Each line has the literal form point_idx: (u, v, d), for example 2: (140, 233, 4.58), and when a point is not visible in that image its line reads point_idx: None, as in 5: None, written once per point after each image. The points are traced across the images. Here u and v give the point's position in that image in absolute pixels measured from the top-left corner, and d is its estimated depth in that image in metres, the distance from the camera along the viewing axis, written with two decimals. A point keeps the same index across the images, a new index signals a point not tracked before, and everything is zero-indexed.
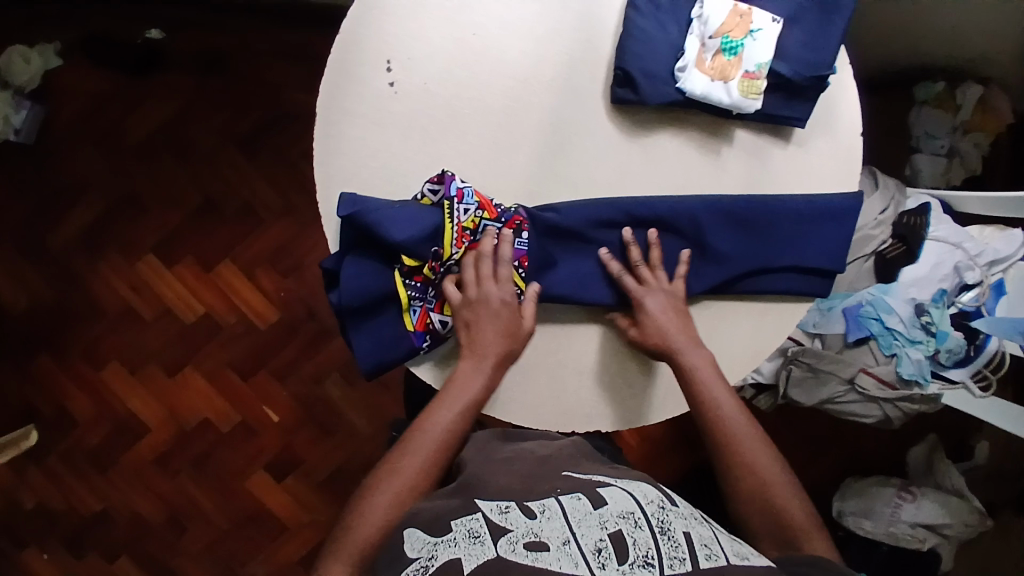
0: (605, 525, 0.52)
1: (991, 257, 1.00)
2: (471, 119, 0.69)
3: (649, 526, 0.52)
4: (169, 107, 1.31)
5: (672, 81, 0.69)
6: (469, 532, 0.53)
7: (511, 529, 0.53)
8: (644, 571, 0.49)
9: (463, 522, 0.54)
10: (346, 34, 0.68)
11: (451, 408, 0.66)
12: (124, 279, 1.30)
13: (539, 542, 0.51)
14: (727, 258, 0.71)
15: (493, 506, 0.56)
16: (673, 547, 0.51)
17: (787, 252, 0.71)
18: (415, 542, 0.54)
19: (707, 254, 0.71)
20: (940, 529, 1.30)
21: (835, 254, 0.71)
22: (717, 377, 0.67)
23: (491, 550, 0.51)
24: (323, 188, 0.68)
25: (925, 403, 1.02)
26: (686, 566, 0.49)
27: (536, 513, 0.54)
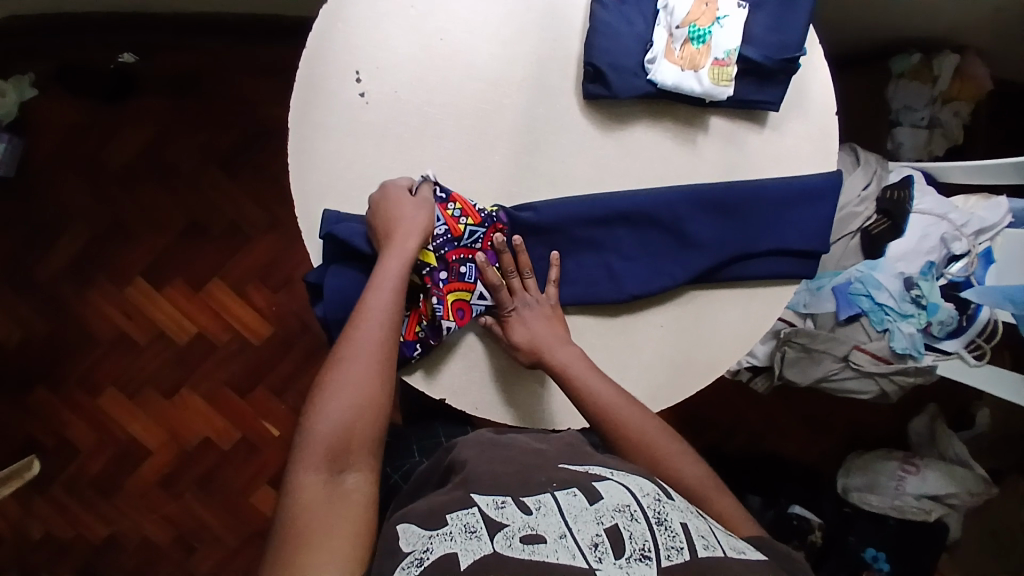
0: (601, 519, 0.51)
1: (978, 226, 1.00)
2: (444, 123, 0.69)
3: (646, 518, 0.52)
4: (148, 131, 1.31)
5: (642, 73, 0.69)
6: (464, 528, 0.51)
7: (508, 523, 0.51)
8: (643, 564, 0.48)
9: (458, 516, 0.52)
10: (312, 49, 0.68)
11: (386, 279, 0.63)
12: (115, 305, 1.30)
13: (535, 535, 0.50)
14: (711, 246, 0.71)
15: (489, 501, 0.54)
16: (670, 537, 0.50)
17: (769, 236, 0.71)
18: (409, 536, 0.52)
19: (690, 244, 0.71)
20: (945, 500, 1.29)
21: (816, 235, 0.72)
22: (591, 371, 0.67)
23: (487, 546, 0.49)
24: (300, 204, 0.68)
25: (919, 376, 1.03)
26: (684, 556, 0.49)
27: (532, 509, 0.53)
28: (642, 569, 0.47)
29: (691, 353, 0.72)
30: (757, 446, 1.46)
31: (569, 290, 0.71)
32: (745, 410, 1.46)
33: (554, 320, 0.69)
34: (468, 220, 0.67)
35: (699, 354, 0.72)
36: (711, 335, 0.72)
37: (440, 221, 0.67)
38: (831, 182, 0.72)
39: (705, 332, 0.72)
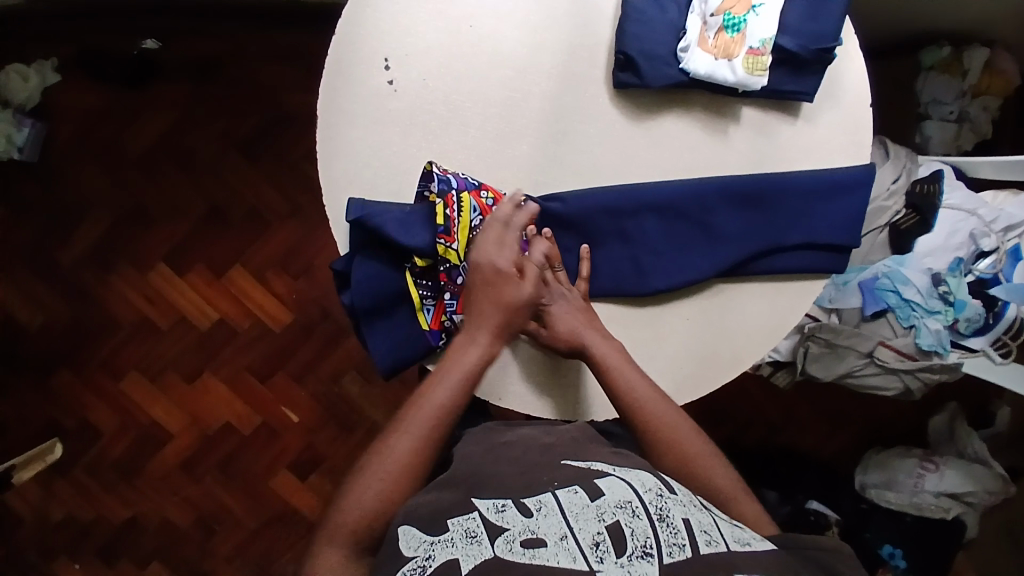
0: (602, 517, 0.51)
1: (1007, 223, 0.99)
2: (471, 112, 0.68)
3: (647, 514, 0.52)
4: (170, 117, 1.31)
5: (674, 62, 0.68)
6: (465, 532, 0.52)
7: (508, 527, 0.52)
8: (644, 562, 0.48)
9: (459, 521, 0.54)
10: (341, 35, 0.68)
11: (454, 374, 0.66)
12: (137, 290, 1.31)
13: (536, 539, 0.50)
14: (738, 239, 0.70)
15: (490, 505, 0.55)
16: (672, 534, 0.50)
17: (798, 231, 0.70)
18: (411, 540, 0.54)
19: (718, 238, 0.70)
20: (964, 498, 1.28)
21: (846, 229, 0.71)
22: (628, 363, 0.67)
23: (489, 550, 0.50)
24: (328, 193, 0.68)
25: (946, 372, 0.99)
26: (686, 553, 0.49)
27: (533, 511, 0.53)
28: (643, 567, 0.48)
29: (716, 346, 0.72)
30: (774, 441, 1.45)
31: (599, 279, 0.70)
32: (763, 404, 1.45)
33: (584, 312, 0.68)
34: (501, 210, 0.67)
35: (724, 349, 0.72)
36: (736, 330, 0.72)
37: (473, 211, 0.66)
38: (861, 175, 0.71)
39: (730, 327, 0.72)
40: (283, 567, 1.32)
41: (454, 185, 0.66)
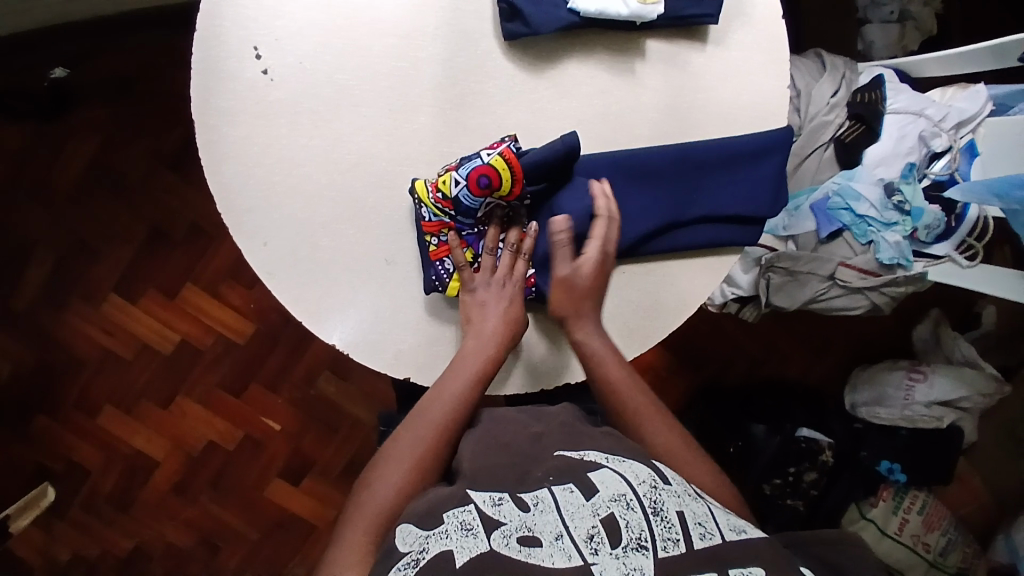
0: (598, 512, 0.50)
1: (958, 119, 0.95)
2: (361, 90, 0.65)
3: (642, 507, 0.51)
4: (92, 143, 1.26)
5: (562, 3, 0.64)
6: (461, 526, 0.50)
7: (504, 522, 0.50)
8: (638, 555, 0.48)
9: (454, 514, 0.51)
10: (204, 30, 0.63)
11: (466, 373, 0.64)
12: (95, 324, 1.28)
13: (531, 537, 0.49)
14: (638, 216, 0.67)
15: (485, 498, 0.53)
16: (666, 528, 0.50)
17: (702, 207, 0.68)
18: (407, 536, 0.52)
19: (616, 218, 0.67)
20: (956, 404, 1.27)
21: (751, 201, 0.68)
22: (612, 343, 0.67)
23: (485, 543, 0.49)
24: (223, 199, 0.64)
25: (912, 283, 0.97)
26: (680, 549, 0.48)
27: (530, 506, 0.51)
28: (638, 560, 0.47)
29: (659, 299, 0.69)
30: (761, 374, 1.44)
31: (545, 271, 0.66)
32: (744, 339, 1.43)
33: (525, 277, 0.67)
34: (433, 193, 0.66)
35: (667, 296, 0.70)
36: (679, 276, 0.70)
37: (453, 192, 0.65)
38: (775, 139, 0.68)
39: (673, 274, 0.70)
40: (294, 570, 1.33)
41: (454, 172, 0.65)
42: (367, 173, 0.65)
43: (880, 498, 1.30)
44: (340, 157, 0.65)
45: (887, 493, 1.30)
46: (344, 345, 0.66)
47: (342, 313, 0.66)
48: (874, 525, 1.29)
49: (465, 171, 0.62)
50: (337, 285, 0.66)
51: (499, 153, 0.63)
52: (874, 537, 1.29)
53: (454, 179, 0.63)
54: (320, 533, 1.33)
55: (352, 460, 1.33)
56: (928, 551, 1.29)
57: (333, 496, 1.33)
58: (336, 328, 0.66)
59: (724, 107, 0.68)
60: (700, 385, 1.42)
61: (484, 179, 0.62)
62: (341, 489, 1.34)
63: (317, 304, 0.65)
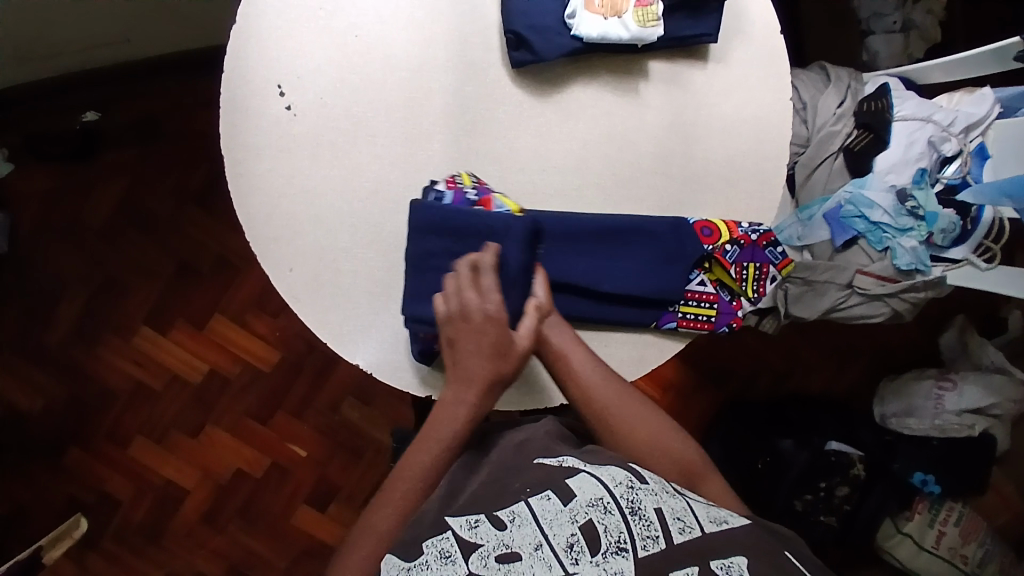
0: (576, 518, 0.51)
1: (966, 123, 0.95)
2: (376, 122, 0.68)
3: (620, 509, 0.51)
4: (125, 183, 1.32)
5: (565, 30, 0.66)
6: (440, 553, 0.52)
7: (482, 543, 0.52)
8: (619, 558, 0.49)
9: (434, 542, 0.53)
10: (230, 72, 0.66)
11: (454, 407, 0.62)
12: (127, 357, 1.32)
13: (510, 553, 0.50)
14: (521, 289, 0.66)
15: (463, 521, 0.54)
16: (645, 526, 0.50)
17: (586, 276, 0.68)
18: (391, 568, 0.53)
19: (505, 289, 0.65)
20: (988, 411, 1.24)
21: (643, 278, 0.68)
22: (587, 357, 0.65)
23: (463, 568, 0.50)
24: (251, 228, 0.67)
25: (932, 290, 0.97)
26: (660, 545, 0.49)
27: (506, 522, 0.53)
28: (619, 563, 0.48)
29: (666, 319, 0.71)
30: (784, 386, 1.42)
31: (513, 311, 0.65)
32: (765, 353, 1.42)
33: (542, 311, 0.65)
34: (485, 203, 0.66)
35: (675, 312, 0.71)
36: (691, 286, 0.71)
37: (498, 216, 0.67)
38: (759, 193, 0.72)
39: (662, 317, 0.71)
40: None
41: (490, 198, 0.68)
42: (383, 202, 0.68)
43: (914, 511, 1.27)
44: (358, 186, 0.68)
45: (922, 506, 1.27)
46: (370, 367, 0.69)
47: (366, 335, 0.68)
48: (910, 539, 1.27)
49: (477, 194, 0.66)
50: (360, 309, 0.68)
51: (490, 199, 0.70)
52: (910, 552, 1.27)
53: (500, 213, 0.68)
54: None
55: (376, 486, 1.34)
56: (965, 564, 1.25)
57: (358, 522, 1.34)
58: (359, 350, 0.68)
59: (727, 122, 0.71)
60: (721, 399, 1.41)
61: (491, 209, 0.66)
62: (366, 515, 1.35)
63: (340, 326, 0.68)
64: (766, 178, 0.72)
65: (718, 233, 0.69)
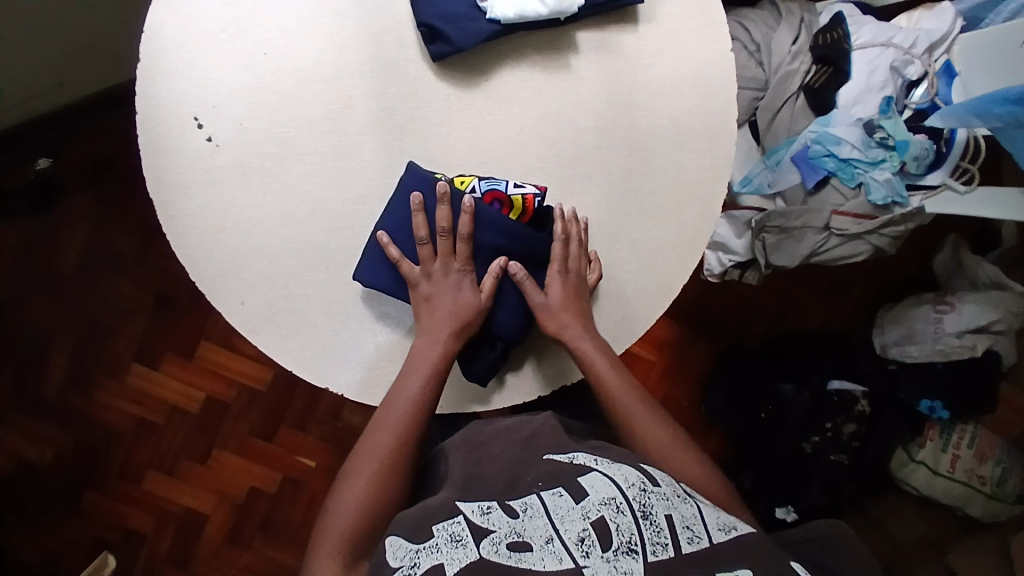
0: (587, 515, 0.50)
1: (929, 42, 0.92)
2: (301, 139, 0.65)
3: (631, 510, 0.51)
4: (88, 225, 1.31)
5: (480, 14, 0.63)
6: (450, 537, 0.51)
7: (493, 530, 0.51)
8: (629, 558, 0.47)
9: (443, 526, 0.52)
10: (144, 111, 0.64)
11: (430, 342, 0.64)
12: (123, 396, 1.32)
13: (521, 542, 0.49)
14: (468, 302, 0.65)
15: (474, 508, 0.54)
16: (655, 531, 0.49)
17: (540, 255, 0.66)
18: (398, 550, 0.52)
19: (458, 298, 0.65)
20: (990, 328, 1.20)
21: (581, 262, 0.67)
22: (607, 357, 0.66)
23: (475, 552, 0.49)
24: (195, 268, 0.65)
25: (911, 221, 0.93)
26: (669, 552, 0.48)
27: (518, 512, 0.52)
28: (629, 563, 0.47)
29: (642, 287, 0.69)
30: (782, 330, 1.41)
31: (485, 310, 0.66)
32: (756, 300, 1.40)
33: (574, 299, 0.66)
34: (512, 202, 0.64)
35: (648, 282, 0.69)
36: (641, 246, 0.69)
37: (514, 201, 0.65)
38: (713, 153, 0.69)
39: (637, 292, 0.69)
40: None
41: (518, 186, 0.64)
42: (324, 221, 0.66)
43: (926, 437, 1.25)
44: (295, 208, 0.65)
45: (933, 432, 1.25)
46: (342, 390, 0.67)
47: (329, 355, 0.66)
48: (924, 466, 1.24)
49: (483, 187, 0.64)
50: (321, 331, 0.66)
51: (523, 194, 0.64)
52: (926, 478, 1.25)
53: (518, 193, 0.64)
54: None
55: None
56: (984, 485, 1.21)
57: None
58: (327, 373, 0.66)
59: (666, 83, 0.68)
60: (721, 353, 1.40)
61: (497, 204, 0.65)
62: None
63: (300, 353, 0.66)
64: (716, 134, 0.69)
65: (508, 206, 0.65)
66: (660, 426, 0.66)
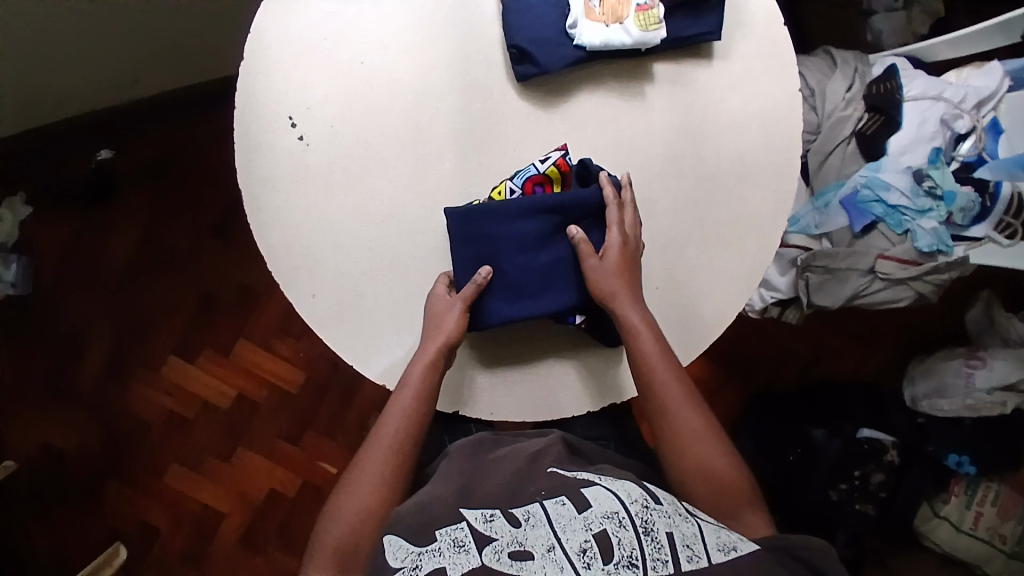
0: (589, 526, 0.54)
1: (978, 98, 0.94)
2: (386, 146, 0.68)
3: (633, 526, 0.54)
4: (143, 220, 1.35)
5: (567, 40, 0.67)
6: (453, 543, 0.54)
7: (497, 538, 0.54)
8: (629, 572, 0.51)
9: (446, 532, 0.55)
10: (243, 110, 0.68)
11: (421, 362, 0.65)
12: (157, 387, 1.34)
13: (524, 551, 0.53)
14: (533, 291, 0.67)
15: (478, 515, 0.56)
16: (655, 548, 0.52)
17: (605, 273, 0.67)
18: (398, 550, 0.55)
19: (526, 292, 0.67)
20: (1021, 386, 1.18)
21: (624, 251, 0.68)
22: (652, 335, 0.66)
23: (476, 559, 0.52)
24: (272, 259, 0.68)
25: (955, 270, 0.93)
26: (668, 568, 0.51)
27: (520, 521, 0.55)
28: None
29: (698, 312, 0.70)
30: (811, 374, 1.41)
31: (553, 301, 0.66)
32: (787, 342, 1.41)
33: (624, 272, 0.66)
34: (550, 177, 0.67)
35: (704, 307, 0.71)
36: (700, 271, 0.70)
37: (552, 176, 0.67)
38: (778, 186, 0.71)
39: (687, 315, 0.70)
40: None
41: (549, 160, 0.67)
42: (401, 224, 0.68)
43: (951, 493, 1.24)
44: (372, 210, 0.68)
45: (959, 488, 1.24)
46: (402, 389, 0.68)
47: (389, 354, 0.68)
48: (948, 522, 1.23)
49: (519, 181, 0.67)
50: (383, 330, 0.68)
51: (554, 161, 0.67)
52: (949, 534, 1.24)
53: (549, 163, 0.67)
54: None
55: None
56: (1007, 544, 1.21)
57: None
58: (385, 371, 0.68)
59: (735, 118, 0.71)
60: (749, 391, 1.40)
61: (539, 188, 0.67)
62: None
63: (364, 349, 0.68)
64: (780, 171, 0.71)
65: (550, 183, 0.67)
66: (688, 404, 0.66)
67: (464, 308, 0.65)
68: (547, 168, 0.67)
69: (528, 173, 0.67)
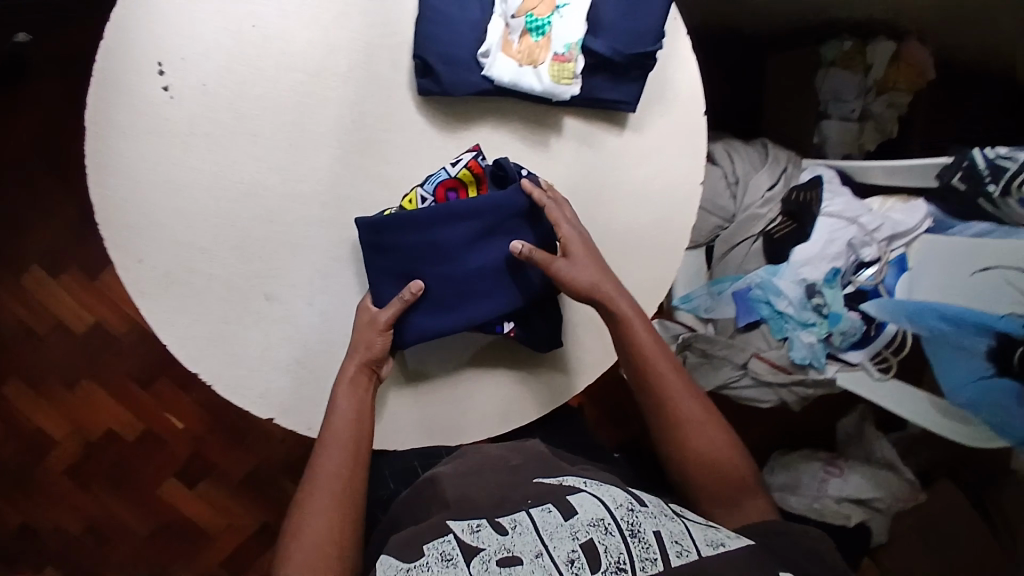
0: (576, 535, 0.54)
1: (891, 231, 0.90)
2: (261, 121, 0.63)
3: (618, 530, 0.55)
4: (37, 112, 1.23)
5: (477, 68, 0.63)
6: (441, 556, 0.54)
7: (483, 547, 0.54)
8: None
9: (434, 546, 0.55)
10: (109, 41, 0.61)
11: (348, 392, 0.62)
12: (11, 293, 1.24)
13: (511, 557, 0.53)
14: (459, 301, 0.63)
15: (464, 526, 0.57)
16: (644, 548, 0.53)
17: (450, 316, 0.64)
18: (387, 569, 0.53)
19: (447, 302, 0.63)
20: (869, 503, 1.18)
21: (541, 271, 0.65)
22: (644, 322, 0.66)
23: (464, 571, 0.52)
24: (107, 211, 0.62)
25: (822, 387, 0.95)
26: (658, 567, 0.52)
27: (507, 528, 0.56)
28: None
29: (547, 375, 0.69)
30: None
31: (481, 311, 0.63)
32: None
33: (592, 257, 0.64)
34: (462, 183, 0.63)
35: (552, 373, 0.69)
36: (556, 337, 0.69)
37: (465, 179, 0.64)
38: (655, 271, 0.70)
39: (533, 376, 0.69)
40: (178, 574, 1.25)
41: (462, 162, 0.63)
42: (255, 207, 0.63)
43: None
44: (229, 186, 0.63)
45: None
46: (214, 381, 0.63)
47: (214, 340, 0.63)
48: None
49: (430, 188, 0.63)
50: (211, 314, 0.63)
51: (465, 164, 0.63)
52: None
53: (461, 166, 0.63)
54: (210, 542, 1.26)
55: (253, 471, 1.25)
56: None
57: (230, 505, 1.26)
58: (202, 357, 0.63)
59: (634, 192, 0.69)
60: None
61: (453, 193, 0.63)
62: (240, 501, 1.26)
63: (185, 330, 0.63)
64: (665, 256, 0.70)
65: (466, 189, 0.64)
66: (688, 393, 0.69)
67: (388, 328, 0.62)
68: (458, 172, 0.63)
69: (437, 180, 0.63)
